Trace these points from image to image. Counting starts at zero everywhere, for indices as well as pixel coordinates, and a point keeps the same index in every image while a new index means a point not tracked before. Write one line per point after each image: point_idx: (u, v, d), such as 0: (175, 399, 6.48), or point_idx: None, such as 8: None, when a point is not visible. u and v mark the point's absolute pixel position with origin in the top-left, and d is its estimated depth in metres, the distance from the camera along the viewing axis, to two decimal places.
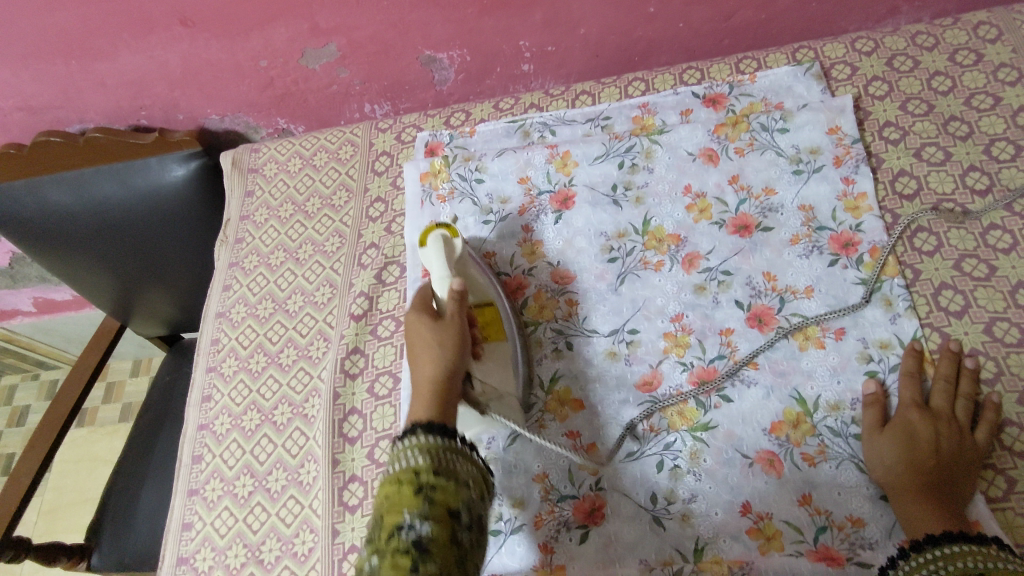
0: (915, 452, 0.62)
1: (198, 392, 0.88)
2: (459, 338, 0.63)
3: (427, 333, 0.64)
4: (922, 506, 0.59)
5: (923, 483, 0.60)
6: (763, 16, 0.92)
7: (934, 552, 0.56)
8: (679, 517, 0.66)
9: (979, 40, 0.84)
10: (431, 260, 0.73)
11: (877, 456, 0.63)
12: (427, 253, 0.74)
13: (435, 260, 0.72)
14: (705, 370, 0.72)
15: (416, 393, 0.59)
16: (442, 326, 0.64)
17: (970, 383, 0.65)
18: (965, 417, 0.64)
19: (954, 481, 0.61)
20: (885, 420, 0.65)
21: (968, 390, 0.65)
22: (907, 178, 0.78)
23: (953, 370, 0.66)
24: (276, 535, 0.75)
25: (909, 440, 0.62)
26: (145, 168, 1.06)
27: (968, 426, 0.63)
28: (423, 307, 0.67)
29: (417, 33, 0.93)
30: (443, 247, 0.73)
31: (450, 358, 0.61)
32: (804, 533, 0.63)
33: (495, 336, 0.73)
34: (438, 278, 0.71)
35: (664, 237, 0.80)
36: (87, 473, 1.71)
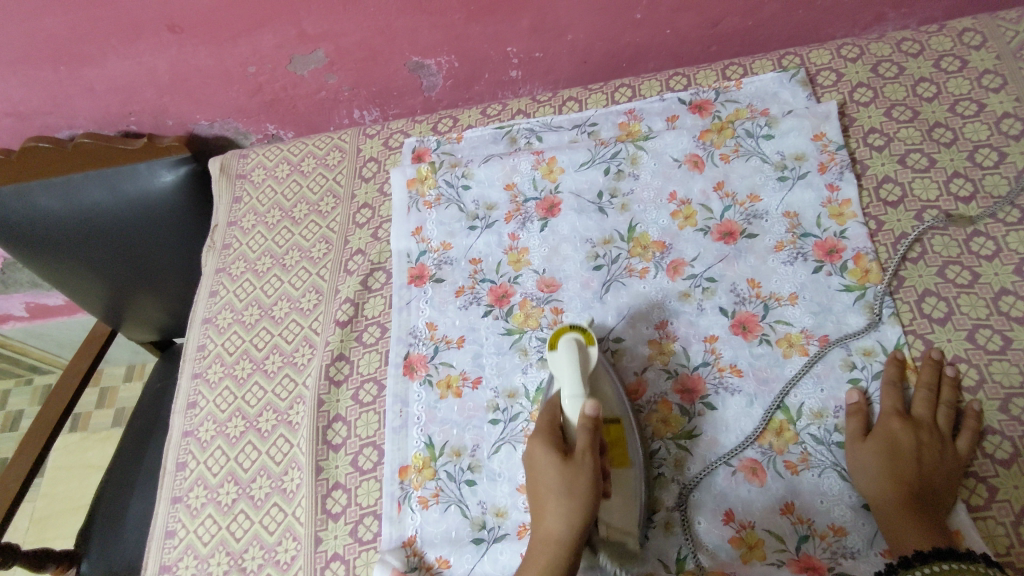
0: (900, 463, 0.62)
1: (183, 398, 0.88)
2: (592, 487, 0.57)
3: (553, 478, 0.58)
4: (907, 519, 0.59)
5: (906, 492, 0.60)
6: (749, 23, 0.92)
7: (922, 570, 0.55)
8: (662, 525, 0.66)
9: (964, 46, 0.85)
10: (560, 371, 0.65)
11: (863, 468, 0.63)
12: (557, 360, 0.66)
13: (566, 376, 0.64)
14: (690, 377, 0.72)
15: (537, 556, 0.56)
16: (572, 469, 0.57)
17: (953, 392, 0.65)
18: (948, 426, 0.63)
19: (937, 491, 0.60)
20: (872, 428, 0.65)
21: (949, 398, 0.65)
22: (891, 184, 0.78)
23: (934, 377, 0.66)
24: (259, 542, 0.75)
25: (893, 451, 0.62)
26: (134, 173, 1.06)
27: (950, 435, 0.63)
28: (550, 434, 0.61)
29: (404, 39, 0.94)
30: (575, 358, 0.65)
31: (580, 515, 0.56)
32: (785, 542, 0.63)
33: (624, 463, 0.65)
34: (568, 395, 0.63)
35: (649, 244, 0.80)
36: (79, 480, 1.70)
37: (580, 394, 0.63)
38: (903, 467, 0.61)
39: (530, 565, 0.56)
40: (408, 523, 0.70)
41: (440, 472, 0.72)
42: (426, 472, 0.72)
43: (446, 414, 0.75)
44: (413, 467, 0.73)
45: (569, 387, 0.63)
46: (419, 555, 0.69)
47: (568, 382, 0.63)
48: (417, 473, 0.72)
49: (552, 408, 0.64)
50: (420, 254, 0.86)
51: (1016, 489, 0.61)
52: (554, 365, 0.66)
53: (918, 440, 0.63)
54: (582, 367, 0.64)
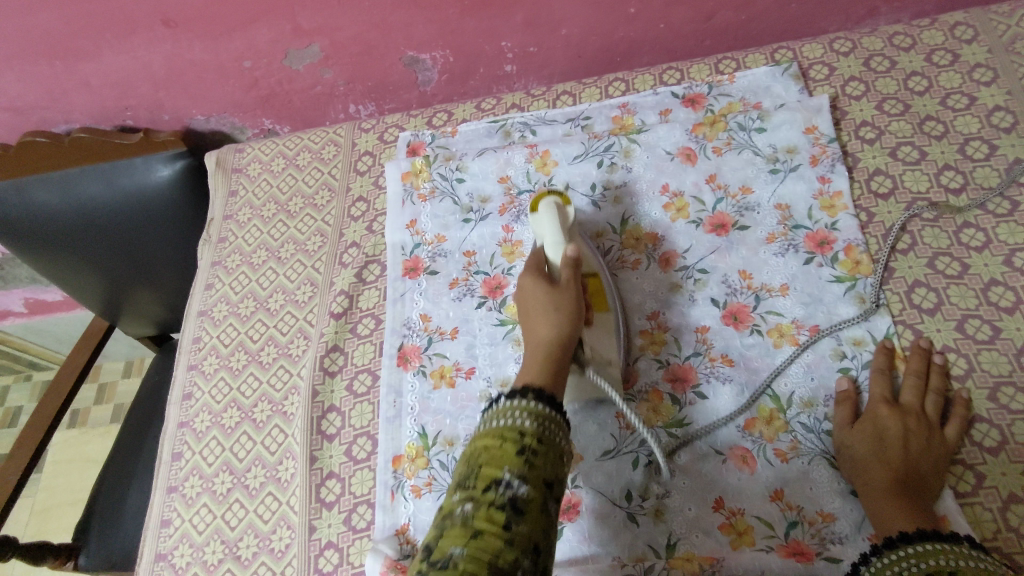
0: (888, 448, 0.62)
1: (179, 389, 0.89)
2: (575, 304, 0.64)
3: (543, 299, 0.64)
4: (893, 502, 0.59)
5: (893, 476, 0.60)
6: (743, 18, 0.93)
7: (906, 550, 0.55)
8: (652, 512, 0.66)
9: (956, 40, 0.85)
10: (540, 224, 0.71)
11: (851, 453, 0.63)
12: (535, 216, 0.72)
13: (547, 226, 0.70)
14: (681, 367, 0.73)
15: (533, 356, 0.61)
16: (558, 292, 0.64)
17: (941, 380, 0.66)
18: (936, 413, 0.64)
19: (923, 476, 0.61)
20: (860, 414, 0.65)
21: (937, 386, 0.66)
22: (882, 177, 0.79)
23: (923, 366, 0.67)
24: (254, 531, 0.76)
25: (881, 436, 0.63)
26: (130, 167, 1.07)
27: (938, 422, 0.64)
28: (537, 271, 0.67)
29: (399, 34, 0.94)
30: (555, 214, 0.70)
31: (566, 321, 0.62)
32: (774, 528, 0.63)
33: (603, 306, 0.71)
34: (551, 241, 0.69)
35: (642, 236, 0.81)
36: (78, 474, 1.71)
37: (561, 241, 0.69)
38: (890, 451, 0.62)
39: (528, 361, 0.60)
40: (402, 512, 0.71)
41: (434, 461, 0.72)
42: (419, 461, 0.73)
43: (440, 404, 0.75)
44: (407, 457, 0.73)
45: (550, 233, 0.70)
46: (411, 543, 0.69)
47: (549, 230, 0.70)
48: (411, 463, 0.73)
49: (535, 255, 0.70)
50: (414, 247, 0.87)
51: (1003, 476, 0.61)
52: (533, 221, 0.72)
53: (906, 426, 0.63)
54: (563, 221, 0.70)
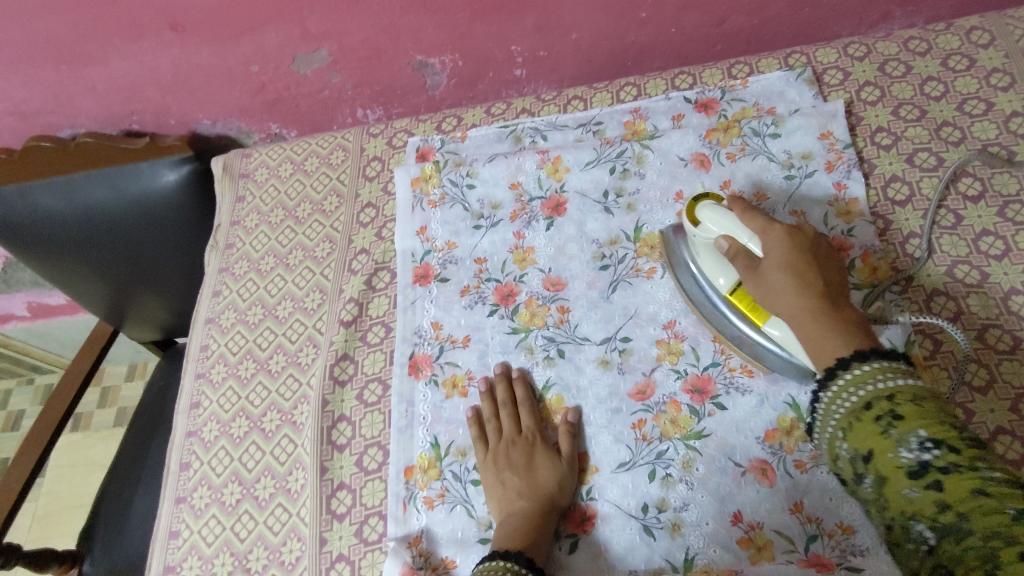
0: (818, 297, 0.60)
1: (187, 398, 0.88)
2: (789, 287, 0.61)
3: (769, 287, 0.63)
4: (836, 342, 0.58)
5: (827, 316, 0.59)
6: (755, 22, 0.92)
7: (860, 369, 0.55)
8: (669, 526, 0.65)
9: (972, 45, 0.84)
10: (720, 228, 0.67)
11: (782, 305, 0.62)
12: (706, 220, 0.69)
13: (733, 224, 0.66)
14: (700, 378, 0.71)
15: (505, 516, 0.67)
16: (766, 279, 0.63)
17: (787, 227, 0.64)
18: (789, 256, 0.62)
19: (850, 310, 0.61)
20: (759, 263, 0.64)
21: (770, 236, 0.64)
22: (899, 183, 0.78)
23: (762, 221, 0.65)
24: (263, 543, 0.75)
25: (813, 292, 0.60)
26: (136, 173, 1.06)
27: (795, 260, 0.62)
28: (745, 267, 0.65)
29: (408, 38, 0.93)
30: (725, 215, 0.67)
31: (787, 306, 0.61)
32: (795, 543, 0.62)
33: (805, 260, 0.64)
34: (743, 229, 0.65)
35: (656, 244, 0.80)
36: (81, 478, 1.70)
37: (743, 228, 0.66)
38: (820, 296, 0.60)
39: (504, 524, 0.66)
40: (414, 524, 0.70)
41: (446, 473, 0.72)
42: (431, 472, 0.72)
43: (452, 414, 0.75)
44: (418, 468, 0.73)
45: (739, 223, 0.66)
46: (424, 556, 0.68)
47: (734, 223, 0.66)
48: (423, 474, 0.72)
49: (731, 253, 0.66)
50: (424, 254, 0.86)
51: None
52: (703, 227, 0.69)
53: (804, 278, 0.61)
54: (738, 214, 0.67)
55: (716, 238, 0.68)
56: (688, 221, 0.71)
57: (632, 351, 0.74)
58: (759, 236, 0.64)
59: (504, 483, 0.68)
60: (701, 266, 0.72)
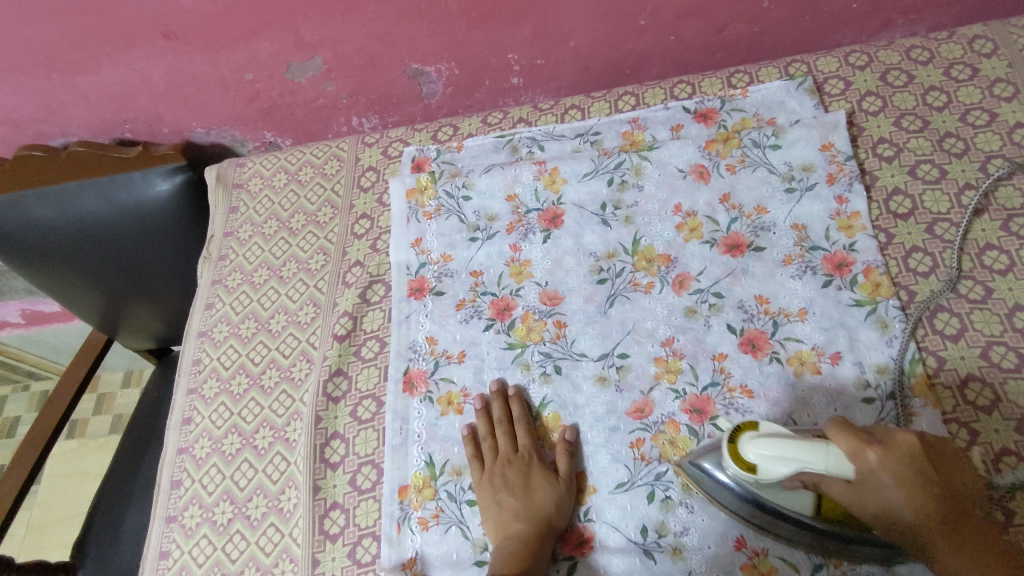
0: (945, 514, 0.51)
1: (178, 414, 0.87)
2: (929, 530, 0.51)
3: (897, 520, 0.52)
4: (983, 567, 0.50)
5: (972, 538, 0.51)
6: (755, 30, 0.91)
7: None
8: (670, 549, 0.64)
9: (975, 54, 0.83)
10: (786, 465, 0.55)
11: (909, 533, 0.53)
12: (766, 460, 0.56)
13: (797, 455, 0.54)
14: (699, 397, 0.70)
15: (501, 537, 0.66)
16: (894, 517, 0.52)
17: (884, 448, 0.52)
18: (902, 482, 0.52)
19: (976, 511, 0.52)
20: (872, 499, 0.52)
21: (868, 466, 0.52)
22: (901, 196, 0.76)
23: (853, 447, 0.52)
24: (255, 564, 0.74)
25: (949, 525, 0.51)
26: (129, 182, 1.04)
27: (910, 485, 0.52)
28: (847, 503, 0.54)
29: (404, 46, 0.92)
30: (786, 450, 0.55)
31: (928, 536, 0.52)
32: (800, 571, 0.61)
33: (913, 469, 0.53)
34: (819, 456, 0.53)
35: (655, 258, 0.78)
36: (76, 487, 1.68)
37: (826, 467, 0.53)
38: (946, 515, 0.51)
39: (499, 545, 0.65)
40: (408, 545, 0.69)
41: (442, 492, 0.71)
42: (426, 492, 0.71)
43: (447, 432, 0.74)
44: (413, 487, 0.71)
45: (809, 454, 0.53)
46: None
47: (800, 450, 0.54)
48: (417, 493, 0.71)
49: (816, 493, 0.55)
50: (420, 267, 0.84)
51: None
52: (767, 468, 0.56)
53: (923, 501, 0.51)
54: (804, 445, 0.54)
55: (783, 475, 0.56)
56: (734, 463, 0.59)
57: (630, 368, 0.73)
58: (850, 462, 0.52)
59: (500, 504, 0.68)
60: (769, 494, 0.59)
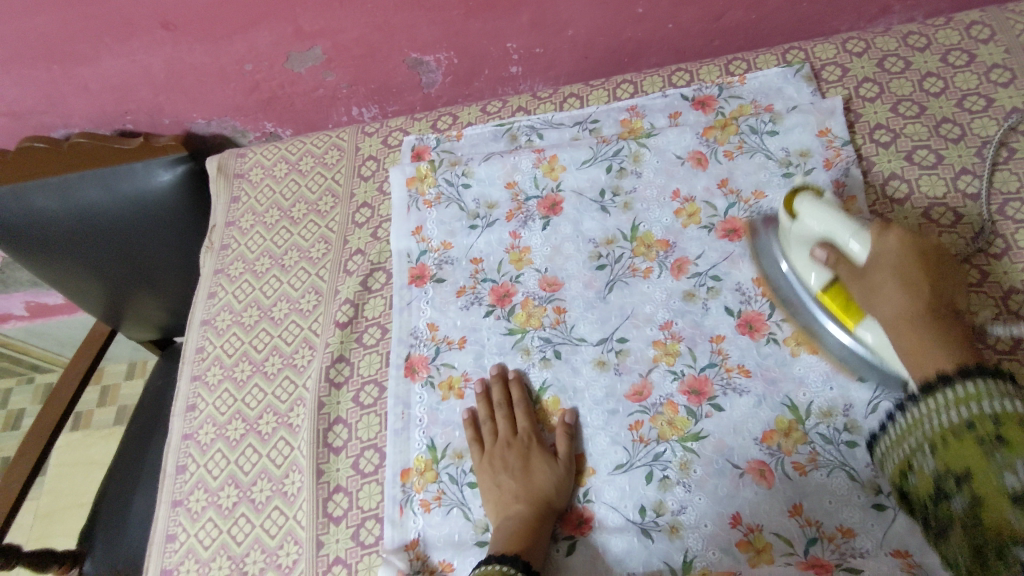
0: (922, 304, 0.58)
1: (182, 401, 0.88)
2: (892, 301, 0.59)
3: (873, 289, 0.60)
4: (929, 347, 0.56)
5: (924, 326, 0.57)
6: (753, 17, 0.91)
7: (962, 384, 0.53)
8: (667, 528, 0.65)
9: (972, 40, 0.83)
10: (820, 225, 0.65)
11: (885, 306, 0.59)
12: (807, 212, 0.66)
13: (833, 222, 0.64)
14: (697, 379, 0.71)
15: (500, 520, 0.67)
16: (874, 281, 0.60)
17: (903, 235, 0.60)
18: (904, 261, 0.59)
19: (956, 318, 0.58)
20: (866, 268, 0.61)
21: (885, 245, 0.60)
22: (898, 181, 0.77)
23: (880, 226, 0.61)
24: (260, 546, 0.75)
25: (915, 307, 0.58)
26: (131, 173, 1.05)
27: (911, 277, 0.59)
28: (847, 265, 0.62)
29: (403, 35, 0.92)
30: (823, 207, 0.65)
31: (889, 302, 0.59)
32: (794, 545, 0.62)
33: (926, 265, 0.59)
34: (848, 230, 0.62)
35: (653, 243, 0.79)
36: (82, 476, 1.70)
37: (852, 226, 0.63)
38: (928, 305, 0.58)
39: (499, 529, 0.66)
40: (411, 526, 0.70)
41: (443, 475, 0.72)
42: (428, 475, 0.72)
43: (448, 416, 0.75)
44: (415, 470, 0.73)
45: (843, 222, 0.63)
46: (422, 559, 0.68)
47: (836, 221, 0.64)
48: (419, 476, 0.72)
49: (829, 262, 0.63)
50: (420, 254, 0.85)
51: None
52: (804, 219, 0.66)
53: (912, 280, 0.58)
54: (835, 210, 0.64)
55: (812, 237, 0.66)
56: (785, 214, 0.69)
57: (629, 351, 0.74)
58: (869, 240, 0.61)
59: (500, 486, 0.68)
60: (791, 263, 0.70)
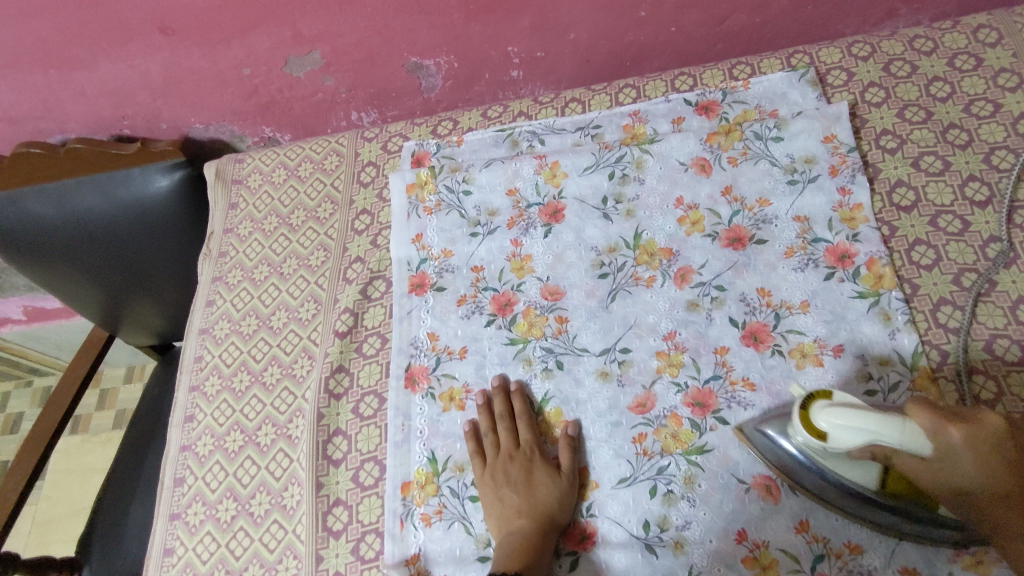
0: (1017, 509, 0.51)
1: (181, 412, 0.87)
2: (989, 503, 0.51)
3: (958, 495, 0.53)
4: None
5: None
6: (757, 20, 0.90)
7: None
8: (672, 544, 0.64)
9: (979, 43, 0.82)
10: (858, 436, 0.54)
11: (974, 507, 0.52)
12: (836, 428, 0.55)
13: (874, 431, 0.53)
14: (701, 391, 0.70)
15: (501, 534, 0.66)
16: (956, 487, 0.52)
17: (965, 427, 0.51)
18: (975, 459, 0.51)
19: None
20: (938, 473, 0.52)
21: (947, 446, 0.51)
22: (904, 188, 0.76)
23: (932, 423, 0.52)
24: (259, 560, 0.74)
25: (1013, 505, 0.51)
26: (128, 178, 1.04)
27: (989, 466, 0.51)
28: (912, 472, 0.54)
29: (402, 39, 0.91)
30: (860, 417, 0.54)
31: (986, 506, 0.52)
32: (801, 562, 0.61)
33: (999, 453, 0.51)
34: (893, 433, 0.52)
35: (656, 252, 0.78)
36: (81, 481, 1.69)
37: (903, 429, 0.52)
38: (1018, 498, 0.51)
39: (501, 543, 0.65)
40: (411, 541, 0.69)
41: (444, 488, 0.71)
42: (429, 488, 0.71)
43: (449, 428, 0.74)
44: (416, 484, 0.72)
45: (883, 427, 0.53)
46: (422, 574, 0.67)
47: (875, 423, 0.53)
48: (420, 490, 0.71)
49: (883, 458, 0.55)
50: (420, 262, 0.84)
51: None
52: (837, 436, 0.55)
53: (992, 474, 0.51)
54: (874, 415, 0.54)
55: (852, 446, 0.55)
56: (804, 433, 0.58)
57: (632, 362, 0.73)
58: (924, 442, 0.52)
59: (502, 500, 0.67)
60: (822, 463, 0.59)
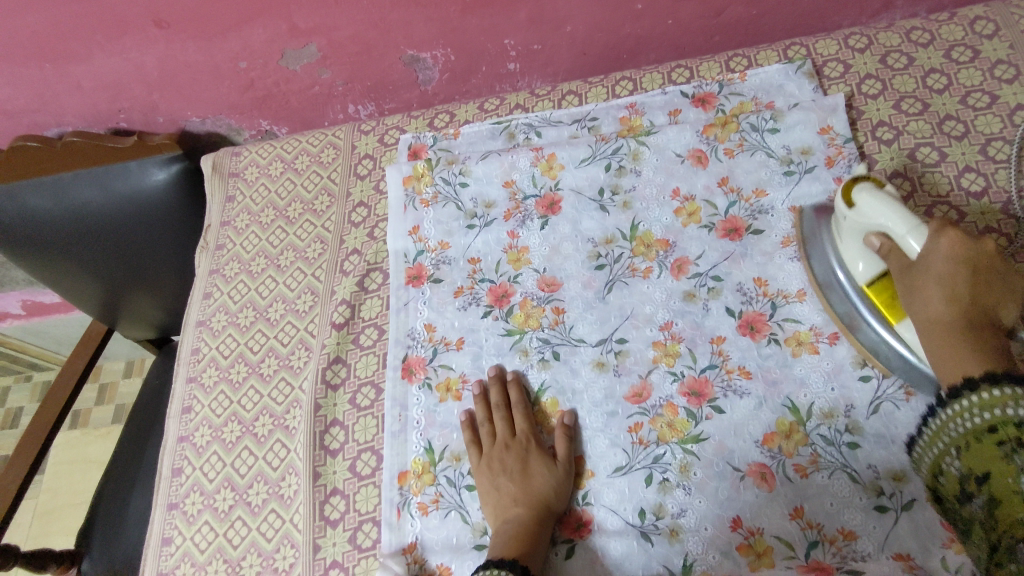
0: (959, 314, 0.56)
1: (178, 403, 0.87)
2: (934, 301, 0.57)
3: (915, 285, 0.59)
4: (963, 355, 0.55)
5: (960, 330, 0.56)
6: (754, 13, 0.90)
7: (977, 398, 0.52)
8: (667, 532, 0.64)
9: (976, 35, 0.82)
10: (875, 215, 0.61)
11: (924, 306, 0.58)
12: (865, 203, 0.62)
13: (890, 215, 0.59)
14: (697, 380, 0.70)
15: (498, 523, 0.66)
16: (921, 276, 0.58)
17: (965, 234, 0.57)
18: (951, 256, 0.56)
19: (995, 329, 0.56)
20: (916, 265, 0.58)
21: (937, 245, 0.57)
22: (900, 180, 0.76)
23: (937, 226, 0.57)
24: (257, 549, 0.74)
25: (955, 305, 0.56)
26: (125, 172, 1.04)
27: (959, 269, 0.56)
28: (899, 257, 0.60)
29: (398, 32, 0.91)
30: (885, 203, 0.60)
31: (932, 296, 0.57)
32: (795, 548, 0.61)
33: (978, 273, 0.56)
34: (903, 224, 0.59)
35: (652, 242, 0.78)
36: (81, 474, 1.69)
37: (910, 222, 0.59)
38: (961, 315, 0.56)
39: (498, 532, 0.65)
40: (408, 530, 0.69)
41: (441, 478, 0.71)
42: (426, 477, 0.71)
43: (446, 418, 0.74)
44: (412, 473, 0.72)
45: (898, 216, 0.59)
46: (419, 562, 0.68)
47: (896, 211, 0.59)
48: (417, 479, 0.71)
49: (882, 250, 0.61)
50: (417, 254, 0.84)
51: None
52: (862, 211, 0.62)
53: (956, 273, 0.56)
54: (899, 207, 0.60)
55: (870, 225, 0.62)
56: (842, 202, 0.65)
57: (628, 352, 0.73)
58: (923, 238, 0.57)
59: (499, 489, 0.68)
60: (839, 249, 0.68)
